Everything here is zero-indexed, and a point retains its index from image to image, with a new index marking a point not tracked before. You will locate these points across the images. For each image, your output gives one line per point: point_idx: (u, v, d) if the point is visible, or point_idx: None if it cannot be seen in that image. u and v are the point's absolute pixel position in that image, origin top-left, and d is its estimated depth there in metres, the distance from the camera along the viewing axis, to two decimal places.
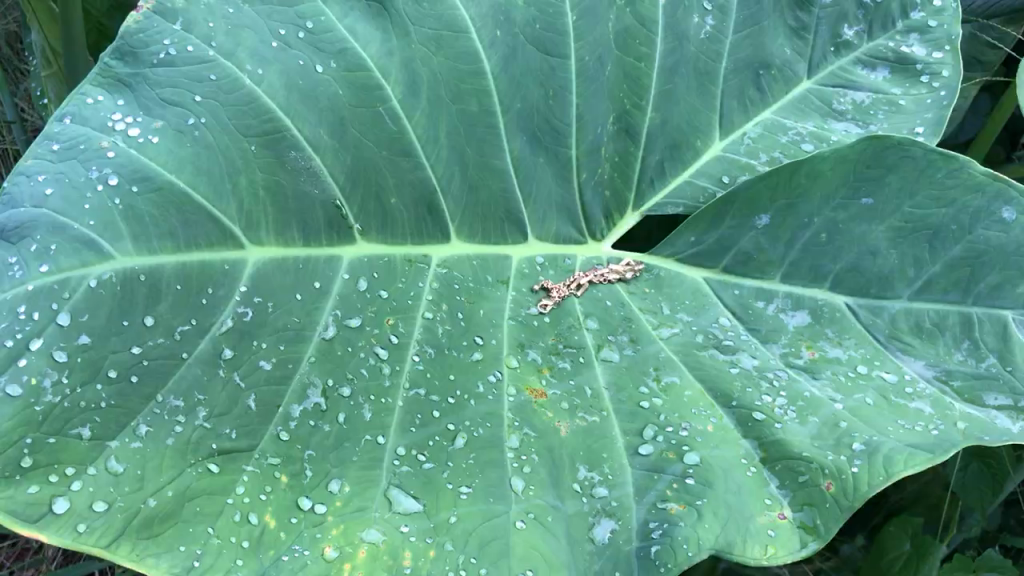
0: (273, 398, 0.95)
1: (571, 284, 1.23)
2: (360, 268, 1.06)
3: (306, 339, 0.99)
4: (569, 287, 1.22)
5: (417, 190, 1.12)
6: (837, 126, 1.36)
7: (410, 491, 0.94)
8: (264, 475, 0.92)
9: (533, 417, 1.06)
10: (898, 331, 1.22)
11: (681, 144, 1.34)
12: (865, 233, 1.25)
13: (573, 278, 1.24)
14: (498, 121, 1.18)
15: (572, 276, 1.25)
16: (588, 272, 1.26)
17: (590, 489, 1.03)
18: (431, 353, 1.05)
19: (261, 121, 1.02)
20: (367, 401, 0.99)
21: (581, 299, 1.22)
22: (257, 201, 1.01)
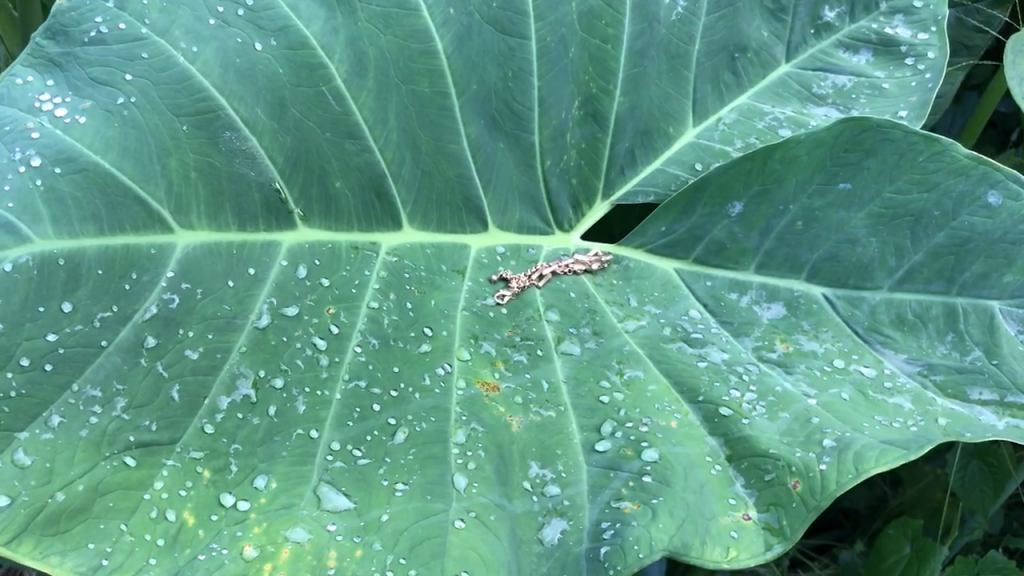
0: (198, 389, 0.90)
1: (533, 275, 1.17)
2: (301, 254, 1.01)
3: (237, 328, 0.94)
4: (530, 277, 1.16)
5: (364, 175, 1.07)
6: (818, 111, 1.30)
7: (342, 488, 0.89)
8: (184, 470, 0.87)
9: (483, 411, 1.00)
10: (879, 323, 1.15)
11: (652, 130, 1.28)
12: (844, 221, 1.18)
13: (535, 268, 1.18)
14: (453, 103, 1.13)
15: (534, 266, 1.18)
16: (552, 262, 1.20)
17: (541, 487, 0.97)
18: (375, 344, 1.00)
19: (194, 101, 0.98)
20: (302, 394, 0.93)
21: (542, 290, 1.16)
22: (188, 183, 0.96)
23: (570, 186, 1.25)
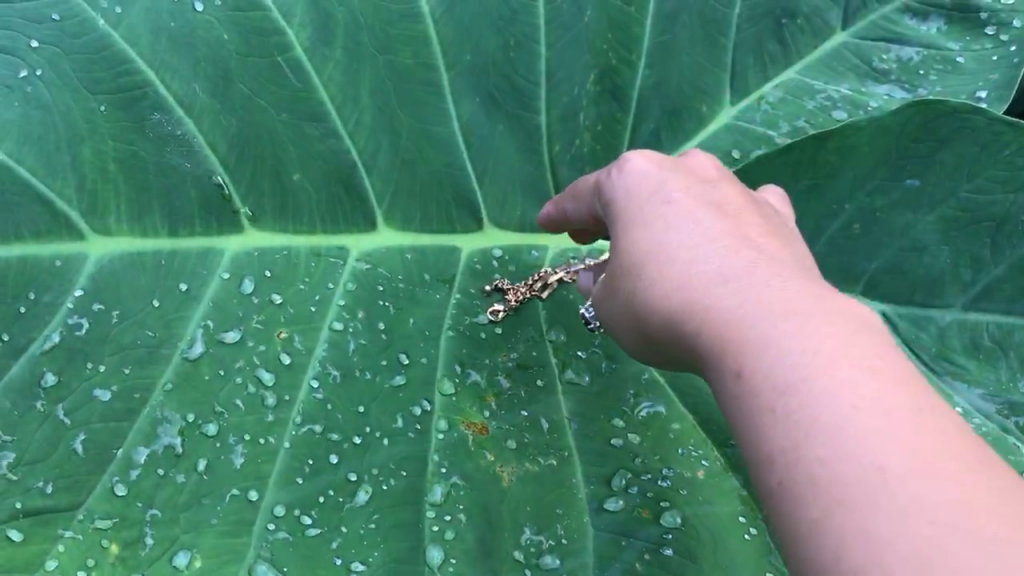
0: (108, 440, 0.72)
1: (534, 280, 0.95)
2: (246, 265, 0.82)
3: (162, 360, 0.75)
4: (530, 286, 0.94)
5: (330, 165, 0.88)
6: (880, 89, 1.09)
7: (283, 568, 0.72)
8: (85, 543, 0.70)
9: (467, 460, 0.81)
10: (949, 349, 0.98)
11: (682, 110, 1.08)
12: (910, 224, 0.99)
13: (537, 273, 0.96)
14: (441, 78, 0.94)
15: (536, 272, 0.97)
16: (559, 267, 0.98)
17: (536, 558, 0.79)
18: (336, 377, 0.81)
19: (115, 76, 0.79)
20: (241, 442, 0.75)
21: (546, 304, 0.94)
22: (106, 178, 0.78)
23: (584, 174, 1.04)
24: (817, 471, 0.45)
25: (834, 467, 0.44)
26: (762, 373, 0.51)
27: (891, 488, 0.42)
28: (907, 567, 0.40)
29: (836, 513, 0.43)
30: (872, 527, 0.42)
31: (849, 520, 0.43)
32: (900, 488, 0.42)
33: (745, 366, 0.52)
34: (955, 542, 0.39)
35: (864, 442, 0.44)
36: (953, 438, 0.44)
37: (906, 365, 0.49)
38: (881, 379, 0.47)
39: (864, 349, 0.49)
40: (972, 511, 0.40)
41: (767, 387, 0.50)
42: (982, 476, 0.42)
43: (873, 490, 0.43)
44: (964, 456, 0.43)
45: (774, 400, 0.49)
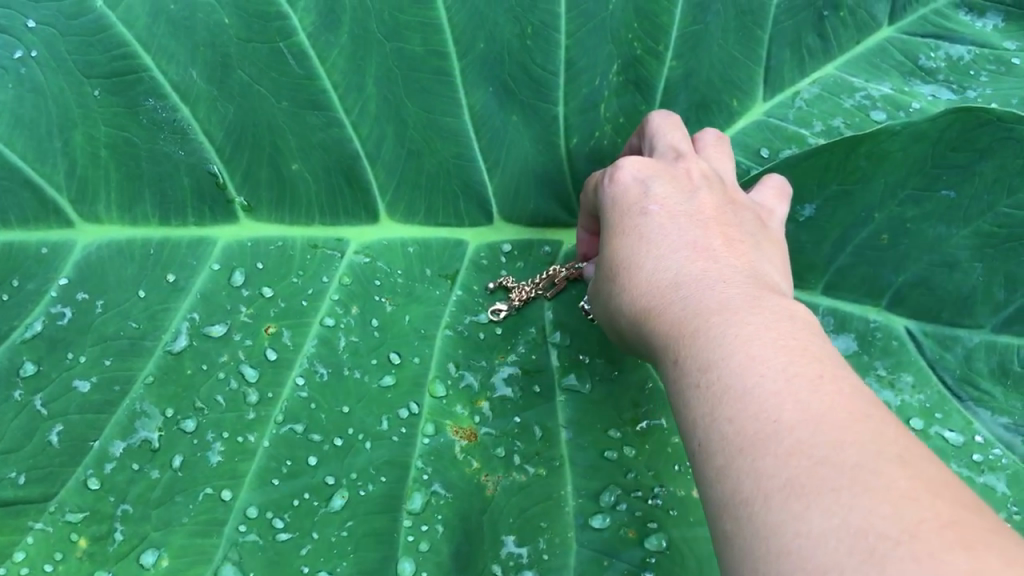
0: (85, 431, 0.72)
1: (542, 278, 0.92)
2: (239, 255, 0.81)
3: (144, 352, 0.75)
4: (537, 285, 0.92)
5: (329, 155, 0.86)
6: (924, 88, 1.03)
7: (250, 573, 0.70)
8: (54, 537, 0.69)
9: (450, 467, 0.80)
10: (975, 373, 0.93)
11: (710, 103, 1.03)
12: (943, 237, 0.94)
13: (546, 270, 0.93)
14: (453, 66, 0.90)
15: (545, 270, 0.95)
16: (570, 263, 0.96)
17: (514, 573, 0.77)
18: (324, 374, 0.80)
19: (111, 58, 0.77)
20: (219, 440, 0.75)
21: (553, 304, 0.92)
22: (97, 164, 0.77)
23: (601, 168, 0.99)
24: (727, 427, 0.51)
25: (740, 422, 0.50)
26: (694, 351, 0.58)
27: (780, 439, 0.48)
28: (782, 495, 0.45)
29: (734, 460, 0.49)
30: (760, 468, 0.47)
31: (745, 463, 0.48)
32: (785, 435, 0.48)
33: (687, 344, 0.59)
34: (824, 470, 0.44)
35: (764, 400, 0.50)
36: (850, 399, 0.50)
37: (825, 348, 0.56)
38: (789, 353, 0.53)
39: (787, 332, 0.56)
40: (843, 449, 0.45)
41: (696, 365, 0.57)
42: (862, 430, 0.48)
43: (765, 442, 0.48)
44: (856, 410, 0.49)
45: (699, 375, 0.56)
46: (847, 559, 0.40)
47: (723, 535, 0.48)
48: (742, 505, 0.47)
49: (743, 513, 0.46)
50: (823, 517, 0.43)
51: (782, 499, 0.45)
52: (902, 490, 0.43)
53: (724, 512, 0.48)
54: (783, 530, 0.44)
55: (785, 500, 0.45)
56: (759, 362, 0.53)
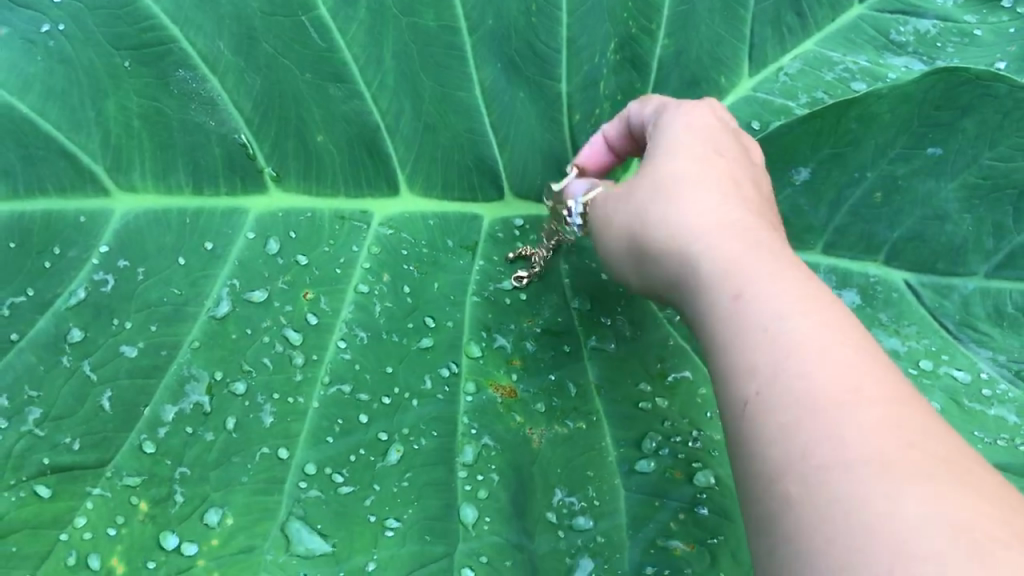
0: (136, 397, 0.71)
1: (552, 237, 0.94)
2: (272, 225, 0.81)
3: (189, 318, 0.74)
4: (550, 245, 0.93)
5: (352, 127, 0.87)
6: (896, 61, 1.09)
7: (317, 526, 0.70)
8: (114, 502, 0.68)
9: (496, 422, 0.80)
10: (973, 318, 0.98)
11: (700, 81, 1.07)
12: (932, 192, 0.98)
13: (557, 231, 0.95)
14: (464, 42, 0.92)
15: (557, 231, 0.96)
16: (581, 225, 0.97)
17: (568, 519, 0.77)
18: (364, 338, 0.80)
19: (139, 30, 0.77)
20: (269, 402, 0.74)
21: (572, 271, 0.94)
22: (130, 134, 0.77)
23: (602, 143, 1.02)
24: (799, 385, 0.50)
25: (817, 383, 0.50)
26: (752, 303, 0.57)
27: (865, 413, 0.48)
28: (870, 470, 0.45)
29: (811, 420, 0.48)
30: (842, 436, 0.47)
31: (824, 425, 0.48)
32: (870, 410, 0.48)
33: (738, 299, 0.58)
34: (914, 458, 0.45)
35: (844, 370, 0.50)
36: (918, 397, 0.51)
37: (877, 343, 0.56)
38: (859, 339, 0.53)
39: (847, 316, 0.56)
40: (932, 444, 0.46)
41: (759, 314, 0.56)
42: (938, 429, 0.48)
43: (847, 411, 0.48)
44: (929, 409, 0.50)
45: (762, 324, 0.55)
46: (946, 545, 0.41)
47: (784, 497, 0.48)
48: (814, 471, 0.47)
49: (819, 475, 0.46)
50: (917, 500, 0.43)
51: (867, 477, 0.45)
52: (993, 498, 0.44)
53: (786, 476, 0.48)
54: (872, 504, 0.44)
55: (874, 476, 0.45)
56: (836, 334, 0.53)
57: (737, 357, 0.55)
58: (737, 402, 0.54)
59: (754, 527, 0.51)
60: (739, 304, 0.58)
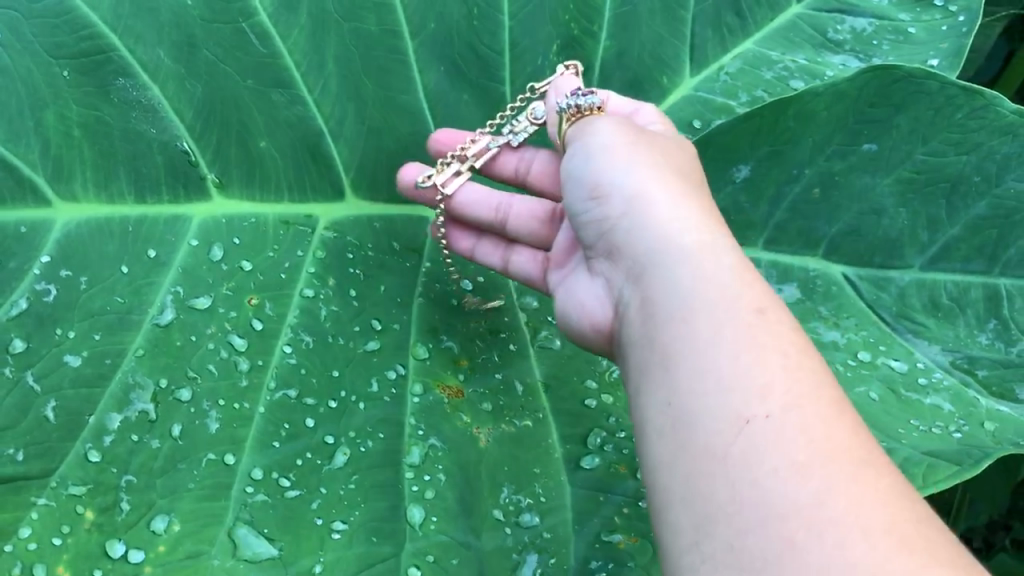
0: (80, 405, 0.71)
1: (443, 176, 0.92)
2: (215, 231, 0.82)
3: (133, 326, 0.75)
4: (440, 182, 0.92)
5: (295, 132, 0.88)
6: (834, 59, 1.10)
7: (264, 529, 0.70)
8: (59, 511, 0.68)
9: (443, 422, 0.81)
10: (910, 309, 1.00)
11: (643, 81, 1.08)
12: (868, 187, 1.01)
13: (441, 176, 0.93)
14: (405, 46, 0.93)
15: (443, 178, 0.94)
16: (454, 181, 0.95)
17: (515, 517, 0.78)
18: (310, 343, 0.80)
19: (77, 39, 0.77)
20: (215, 408, 0.74)
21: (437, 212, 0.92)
22: (70, 143, 0.77)
23: (546, 144, 1.03)
24: (811, 430, 0.54)
25: (828, 439, 0.54)
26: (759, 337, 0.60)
27: (870, 478, 0.52)
28: (888, 535, 0.48)
29: (825, 470, 0.52)
30: (856, 496, 0.50)
31: (835, 477, 0.51)
32: (875, 477, 0.52)
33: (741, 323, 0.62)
34: (920, 533, 0.49)
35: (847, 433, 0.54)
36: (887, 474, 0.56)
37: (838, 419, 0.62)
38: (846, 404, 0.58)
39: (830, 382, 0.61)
40: (922, 518, 0.51)
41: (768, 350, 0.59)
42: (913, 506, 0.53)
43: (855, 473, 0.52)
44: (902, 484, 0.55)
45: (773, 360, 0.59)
46: None
47: (788, 542, 0.49)
48: (828, 525, 0.49)
49: (831, 526, 0.49)
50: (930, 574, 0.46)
51: (889, 543, 0.48)
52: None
53: (793, 520, 0.50)
54: (890, 566, 0.47)
55: (891, 542, 0.48)
56: (834, 397, 0.57)
57: (748, 378, 0.57)
58: (736, 421, 0.56)
59: (717, 552, 0.52)
60: (755, 334, 0.60)
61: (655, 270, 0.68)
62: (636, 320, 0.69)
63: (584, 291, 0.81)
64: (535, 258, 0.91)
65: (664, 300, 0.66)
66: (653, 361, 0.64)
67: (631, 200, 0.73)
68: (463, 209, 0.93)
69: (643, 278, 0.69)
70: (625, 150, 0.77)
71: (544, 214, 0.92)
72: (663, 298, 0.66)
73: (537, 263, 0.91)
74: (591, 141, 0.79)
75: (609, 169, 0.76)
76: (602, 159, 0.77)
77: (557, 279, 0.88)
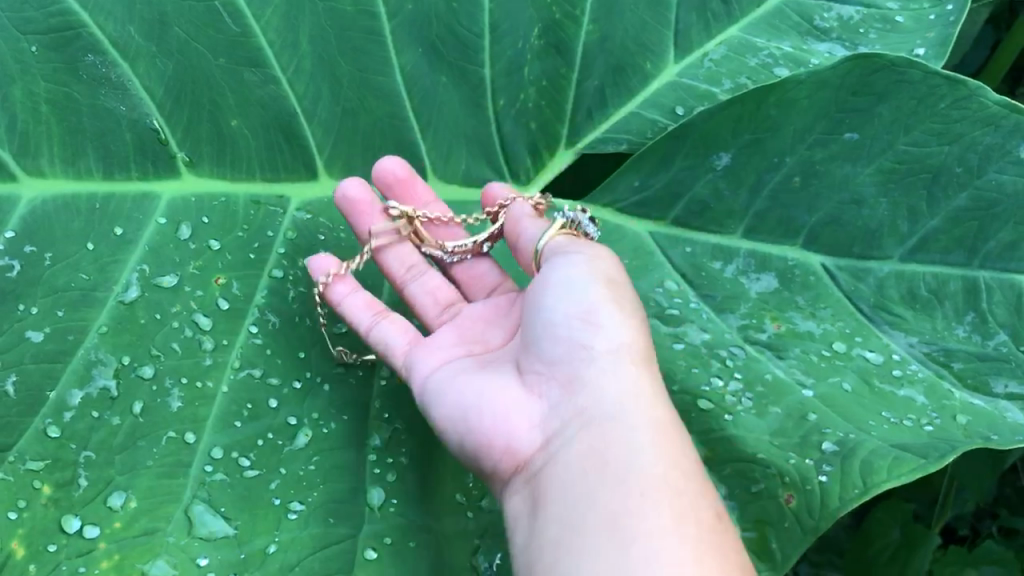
0: (41, 380, 0.71)
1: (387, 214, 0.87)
2: (184, 210, 0.82)
3: (97, 303, 0.75)
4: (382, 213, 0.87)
5: (268, 112, 0.87)
6: (820, 47, 1.04)
7: (220, 509, 0.70)
8: (16, 485, 0.68)
9: (410, 405, 0.81)
10: (887, 300, 0.93)
11: (626, 67, 1.02)
12: (849, 177, 0.96)
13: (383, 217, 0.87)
14: (382, 26, 0.92)
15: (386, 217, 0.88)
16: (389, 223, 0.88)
17: (478, 500, 0.77)
18: (276, 323, 0.80)
19: (48, 16, 0.78)
20: (177, 386, 0.74)
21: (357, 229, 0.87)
22: (38, 118, 0.77)
23: (524, 119, 1.02)
24: None
25: None
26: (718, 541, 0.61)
27: None
28: None
29: None
30: None
31: None
32: None
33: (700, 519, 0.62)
34: None
35: None
36: None
37: None
38: None
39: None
40: None
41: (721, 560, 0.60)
42: None
43: None
44: None
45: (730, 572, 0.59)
46: None
47: None
48: None
49: None
50: None
51: None
52: None
53: None
54: None
55: None
56: None
57: None
58: None
59: None
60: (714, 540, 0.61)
61: (621, 430, 0.66)
62: (574, 467, 0.66)
63: (480, 395, 0.73)
64: (407, 334, 0.80)
65: (625, 461, 0.64)
66: (595, 524, 0.61)
67: (615, 347, 0.71)
68: (378, 252, 0.87)
69: (598, 431, 0.67)
70: (619, 288, 0.75)
71: (442, 299, 0.87)
72: (619, 462, 0.64)
73: (406, 341, 0.80)
74: (592, 266, 0.76)
75: (605, 299, 0.73)
76: (599, 293, 0.73)
77: (428, 366, 0.78)
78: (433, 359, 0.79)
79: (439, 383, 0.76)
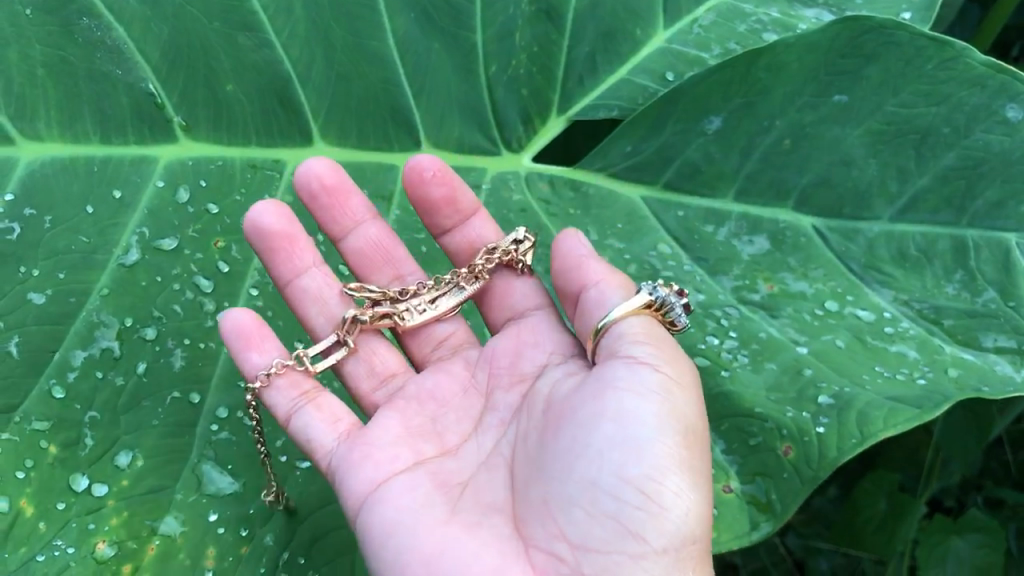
0: (44, 343, 0.74)
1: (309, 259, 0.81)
2: (184, 173, 0.83)
3: (97, 266, 0.77)
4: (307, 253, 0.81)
5: (263, 77, 0.87)
6: (807, 12, 1.01)
7: (228, 466, 0.75)
8: (23, 446, 0.72)
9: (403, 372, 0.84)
10: (877, 259, 0.90)
11: (615, 33, 0.98)
12: (839, 139, 0.92)
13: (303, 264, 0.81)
14: None
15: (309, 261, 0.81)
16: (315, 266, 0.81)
17: None
18: (275, 285, 0.82)
19: None
20: (180, 347, 0.77)
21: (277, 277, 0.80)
22: (35, 82, 0.79)
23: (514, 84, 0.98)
24: None
25: None
26: None
27: None
28: None
29: None
30: None
31: None
32: None
33: None
34: None
35: None
36: None
37: None
38: None
39: None
40: None
41: None
42: None
43: None
44: None
45: None
46: None
47: None
48: None
49: None
50: None
51: None
52: None
53: None
54: None
55: None
56: None
57: None
58: None
59: None
60: None
61: None
62: None
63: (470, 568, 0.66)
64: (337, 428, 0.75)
65: None
66: None
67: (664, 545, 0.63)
68: (299, 300, 0.81)
69: None
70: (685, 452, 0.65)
71: (382, 372, 0.81)
72: None
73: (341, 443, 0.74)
74: (664, 418, 0.65)
75: (660, 475, 0.64)
76: (667, 461, 0.64)
77: (368, 486, 0.71)
78: (372, 469, 0.72)
79: (400, 520, 0.69)
